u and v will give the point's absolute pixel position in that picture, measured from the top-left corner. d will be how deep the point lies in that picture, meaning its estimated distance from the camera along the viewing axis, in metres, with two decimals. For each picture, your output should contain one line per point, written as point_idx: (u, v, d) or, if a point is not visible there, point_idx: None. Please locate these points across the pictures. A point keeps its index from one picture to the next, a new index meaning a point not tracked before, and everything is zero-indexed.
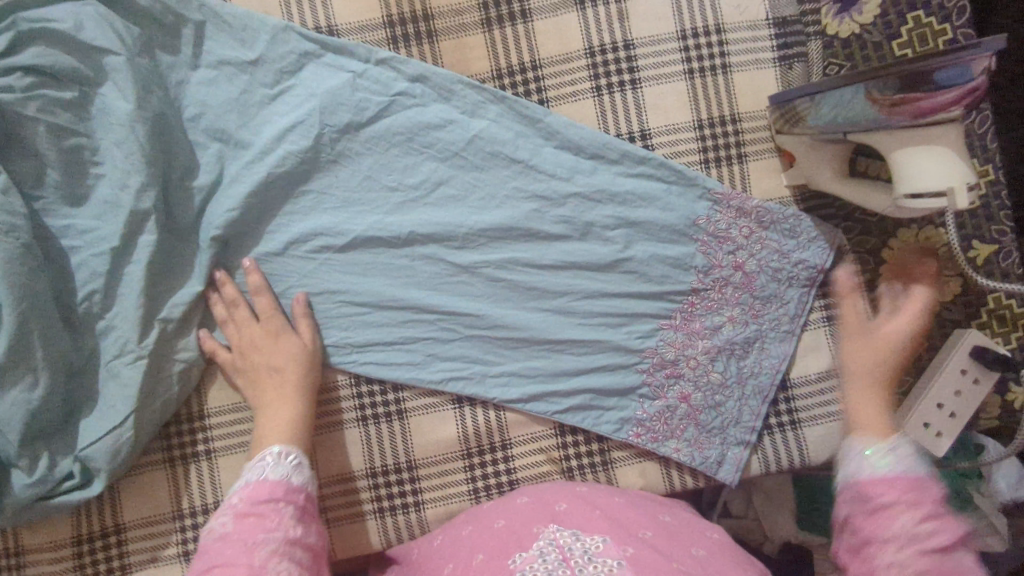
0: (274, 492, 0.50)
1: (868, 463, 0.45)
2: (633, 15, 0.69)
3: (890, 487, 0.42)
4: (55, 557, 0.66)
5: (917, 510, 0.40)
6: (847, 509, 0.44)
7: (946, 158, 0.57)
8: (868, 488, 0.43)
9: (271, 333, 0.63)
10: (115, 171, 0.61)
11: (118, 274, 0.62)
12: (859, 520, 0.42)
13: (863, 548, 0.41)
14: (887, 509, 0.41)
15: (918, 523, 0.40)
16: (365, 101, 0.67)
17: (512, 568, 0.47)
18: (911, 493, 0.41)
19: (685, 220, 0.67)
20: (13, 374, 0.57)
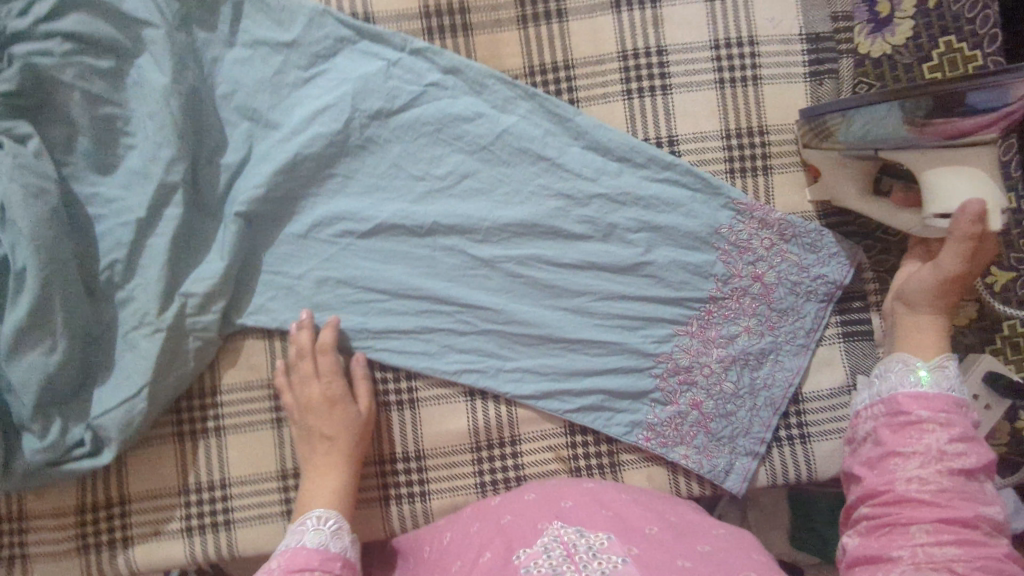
0: (311, 561, 0.52)
1: (908, 382, 0.53)
2: (667, 22, 0.69)
3: (925, 414, 0.50)
4: (57, 525, 0.66)
5: (949, 437, 0.49)
6: (875, 419, 0.53)
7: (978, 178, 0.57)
8: (892, 403, 0.52)
9: (330, 399, 0.64)
10: (146, 142, 0.62)
11: (142, 244, 0.62)
12: (881, 427, 0.52)
13: (888, 459, 0.50)
14: (921, 436, 0.49)
15: (947, 445, 0.48)
16: (397, 90, 0.67)
17: (516, 564, 0.47)
18: (946, 415, 0.50)
19: (707, 228, 0.68)
20: (33, 337, 0.57)
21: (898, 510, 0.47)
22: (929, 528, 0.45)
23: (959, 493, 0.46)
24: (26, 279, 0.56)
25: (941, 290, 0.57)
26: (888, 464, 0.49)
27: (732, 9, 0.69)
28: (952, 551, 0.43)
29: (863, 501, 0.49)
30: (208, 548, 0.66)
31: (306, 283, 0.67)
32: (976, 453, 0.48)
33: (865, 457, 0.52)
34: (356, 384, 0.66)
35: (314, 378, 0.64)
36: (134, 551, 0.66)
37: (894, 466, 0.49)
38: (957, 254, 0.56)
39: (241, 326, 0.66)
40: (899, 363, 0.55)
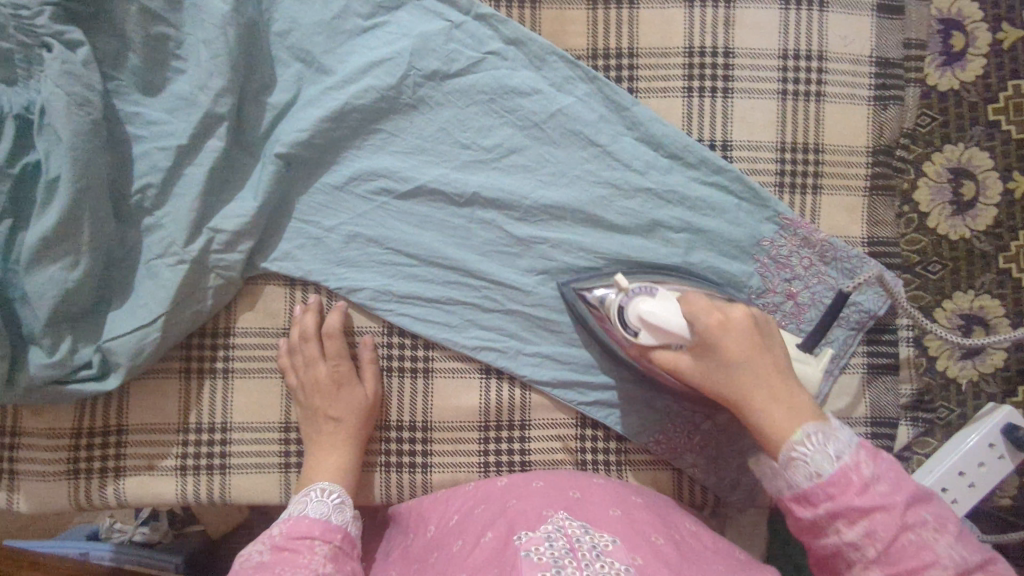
0: (312, 529, 0.55)
1: (808, 471, 0.46)
2: (739, 24, 0.68)
3: (885, 486, 0.44)
4: (50, 445, 0.64)
5: (925, 507, 0.44)
6: (820, 506, 0.45)
7: (673, 305, 0.57)
8: (845, 482, 0.45)
9: (336, 381, 0.63)
10: (197, 69, 0.60)
11: (178, 173, 0.60)
12: (841, 513, 0.44)
13: (896, 543, 0.43)
14: (907, 517, 0.43)
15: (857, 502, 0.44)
16: (455, 53, 0.65)
17: (516, 547, 0.46)
18: (836, 487, 0.45)
19: (749, 238, 0.66)
20: (56, 251, 0.55)
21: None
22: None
23: (978, 567, 0.42)
24: (57, 189, 0.54)
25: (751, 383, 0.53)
26: (888, 560, 0.43)
27: (806, 19, 0.68)
28: None
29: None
30: (200, 490, 0.65)
31: (335, 237, 0.65)
32: (955, 523, 0.45)
33: (841, 546, 0.44)
34: (363, 367, 0.65)
35: (319, 359, 0.64)
36: (124, 483, 0.64)
37: (897, 565, 0.42)
38: (732, 342, 0.54)
39: (264, 270, 0.65)
40: (813, 435, 0.47)
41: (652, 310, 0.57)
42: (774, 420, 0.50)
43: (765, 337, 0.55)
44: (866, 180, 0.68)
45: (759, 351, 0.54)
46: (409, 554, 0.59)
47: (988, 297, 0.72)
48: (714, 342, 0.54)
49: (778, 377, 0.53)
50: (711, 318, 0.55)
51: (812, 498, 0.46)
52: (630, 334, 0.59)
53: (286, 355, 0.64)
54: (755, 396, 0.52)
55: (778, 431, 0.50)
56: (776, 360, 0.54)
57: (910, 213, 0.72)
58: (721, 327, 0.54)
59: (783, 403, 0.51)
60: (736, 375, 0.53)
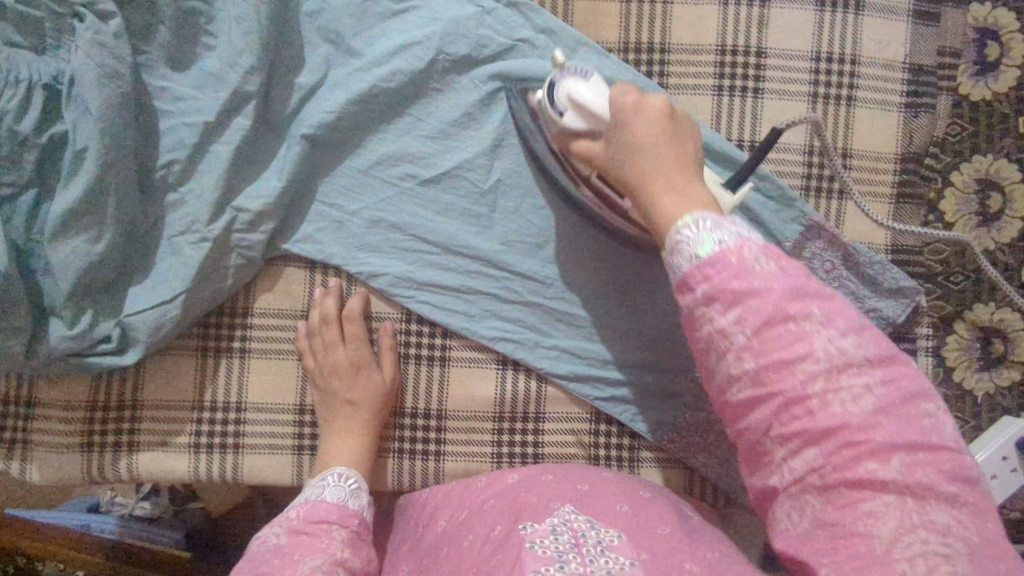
0: (329, 514, 0.55)
1: (692, 253, 0.42)
2: (773, 24, 0.67)
3: (767, 270, 0.40)
4: (64, 417, 0.64)
5: (818, 302, 0.39)
6: (696, 288, 0.41)
7: (603, 91, 0.56)
8: (720, 262, 0.41)
9: (354, 366, 0.63)
10: (227, 45, 0.59)
11: (205, 150, 0.60)
12: (717, 296, 0.40)
13: (769, 331, 0.38)
14: (787, 306, 0.39)
15: (734, 285, 0.40)
16: (485, 39, 0.64)
17: (521, 537, 0.48)
18: (714, 270, 0.41)
19: (771, 239, 0.66)
20: (80, 223, 0.55)
21: (791, 417, 0.38)
22: (860, 426, 0.37)
23: (867, 365, 0.38)
24: (84, 161, 0.54)
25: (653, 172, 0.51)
26: (760, 350, 0.39)
27: (840, 22, 0.67)
28: (770, 405, 0.38)
29: (740, 397, 0.40)
30: (212, 468, 0.65)
31: (358, 221, 0.65)
32: (849, 318, 0.39)
33: (716, 336, 0.41)
34: (381, 354, 0.65)
35: (338, 343, 0.64)
36: (137, 457, 0.64)
37: (769, 356, 0.38)
38: (644, 129, 0.52)
39: (285, 251, 0.64)
40: (700, 222, 0.43)
41: (580, 91, 0.55)
42: (671, 209, 0.48)
43: (675, 132, 0.53)
44: (894, 187, 0.68)
45: (663, 143, 0.52)
46: (424, 543, 0.59)
47: (1008, 311, 0.73)
48: (625, 127, 0.53)
49: (682, 173, 0.51)
50: (628, 101, 0.53)
51: (690, 282, 0.42)
52: (556, 114, 0.57)
53: (305, 339, 0.65)
54: (655, 187, 0.50)
55: (672, 217, 0.47)
56: (682, 154, 0.52)
57: (935, 223, 0.74)
58: (633, 112, 0.53)
59: (682, 193, 0.49)
60: (641, 165, 0.51)
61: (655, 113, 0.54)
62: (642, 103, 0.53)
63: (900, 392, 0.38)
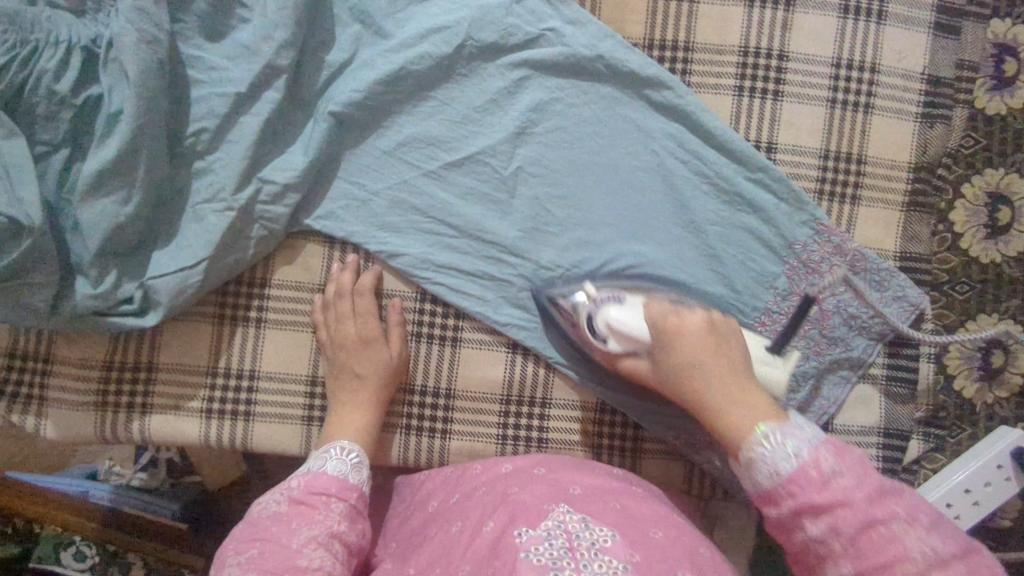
0: (330, 486, 0.56)
1: (777, 460, 0.45)
2: (796, 29, 0.68)
3: (847, 481, 0.43)
4: (82, 376, 0.65)
5: (897, 501, 0.42)
6: (782, 503, 0.44)
7: (642, 310, 0.59)
8: (802, 479, 0.44)
9: (363, 339, 0.64)
10: (263, 19, 0.60)
11: (234, 121, 0.61)
12: (803, 511, 0.43)
13: (861, 538, 0.41)
14: (872, 510, 0.41)
15: (818, 498, 0.43)
16: (514, 28, 0.66)
17: (514, 544, 0.46)
18: (797, 487, 0.44)
19: (781, 239, 0.67)
20: (110, 184, 0.56)
21: None
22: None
23: (959, 557, 0.40)
24: (120, 123, 0.55)
25: (704, 383, 0.53)
26: (858, 555, 0.41)
27: (862, 31, 0.68)
28: None
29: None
30: (223, 434, 0.66)
31: (379, 201, 0.66)
32: (930, 511, 0.42)
33: (811, 542, 0.43)
34: (390, 329, 0.66)
35: (350, 316, 0.65)
36: (150, 419, 0.66)
37: (867, 560, 0.41)
38: (684, 347, 0.55)
39: (306, 227, 0.66)
40: (772, 435, 0.47)
41: (622, 320, 0.59)
42: (737, 420, 0.50)
43: (721, 340, 0.56)
44: (905, 195, 0.69)
45: (710, 352, 0.55)
46: (420, 522, 0.60)
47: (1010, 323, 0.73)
48: (668, 346, 0.56)
49: (735, 378, 0.53)
50: (668, 319, 0.57)
51: (775, 496, 0.45)
52: (600, 342, 0.60)
53: (322, 315, 0.66)
54: (712, 397, 0.53)
55: (735, 429, 0.50)
56: (733, 361, 0.55)
57: (944, 232, 0.74)
58: (677, 331, 0.56)
59: (741, 402, 0.51)
60: (695, 375, 0.54)
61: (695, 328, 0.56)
62: (683, 323, 0.56)
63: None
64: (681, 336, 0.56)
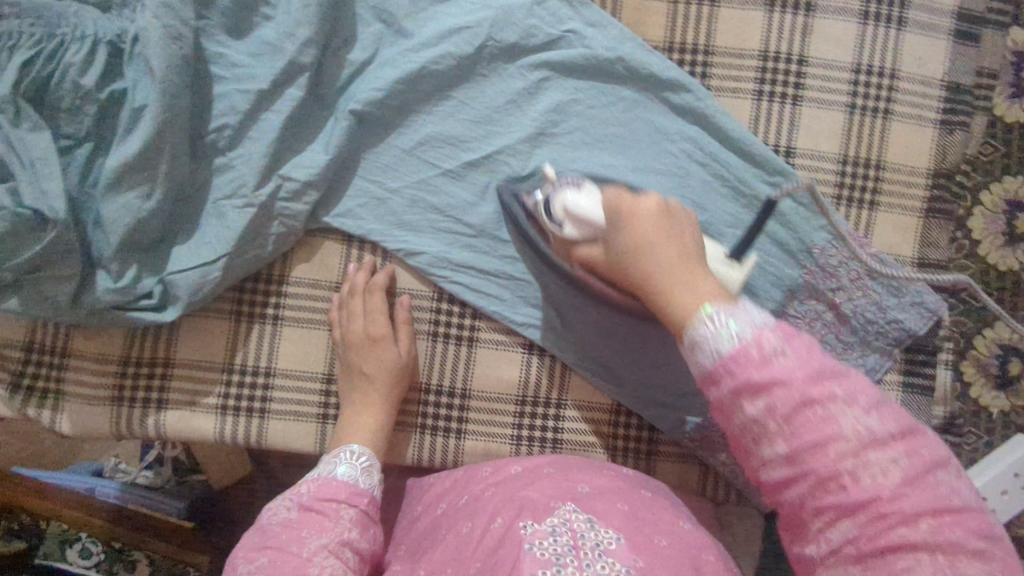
0: (339, 492, 0.56)
1: (718, 335, 0.39)
2: (816, 33, 0.68)
3: (790, 360, 0.36)
4: (98, 370, 0.65)
5: (840, 381, 0.36)
6: (721, 383, 0.38)
7: (597, 198, 0.57)
8: (741, 357, 0.37)
9: (371, 338, 0.64)
10: (286, 17, 0.61)
11: (255, 117, 0.61)
12: (741, 390, 0.37)
13: (797, 417, 0.35)
14: (812, 386, 0.35)
15: (757, 376, 0.36)
16: (534, 29, 0.66)
17: (519, 536, 0.46)
18: (738, 365, 0.37)
19: (799, 243, 0.67)
20: (133, 179, 0.56)
21: (829, 504, 0.35)
22: (891, 497, 0.34)
23: (896, 439, 0.35)
24: (143, 118, 0.55)
25: (654, 268, 0.47)
26: (791, 435, 0.36)
27: (882, 37, 0.68)
28: (802, 492, 0.36)
29: (773, 476, 0.37)
30: (238, 431, 0.66)
31: (398, 199, 0.66)
32: (874, 388, 0.37)
33: (746, 426, 0.37)
34: (399, 327, 0.66)
35: (360, 315, 0.64)
36: (165, 415, 0.65)
37: (799, 440, 0.35)
38: (639, 227, 0.50)
39: (325, 224, 0.66)
40: (717, 315, 0.39)
41: (576, 201, 0.57)
42: (678, 298, 0.44)
43: (673, 225, 0.50)
44: (924, 201, 0.69)
45: (661, 236, 0.49)
46: (430, 523, 0.60)
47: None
48: (619, 228, 0.51)
49: (686, 261, 0.47)
50: (622, 207, 0.51)
51: (715, 377, 0.38)
52: (556, 227, 0.60)
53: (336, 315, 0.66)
54: (659, 279, 0.46)
55: (681, 310, 0.43)
56: (687, 245, 0.48)
57: (964, 239, 0.75)
58: (630, 214, 0.51)
59: (687, 281, 0.45)
60: (644, 258, 0.48)
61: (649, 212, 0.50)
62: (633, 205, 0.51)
63: (926, 462, 0.35)
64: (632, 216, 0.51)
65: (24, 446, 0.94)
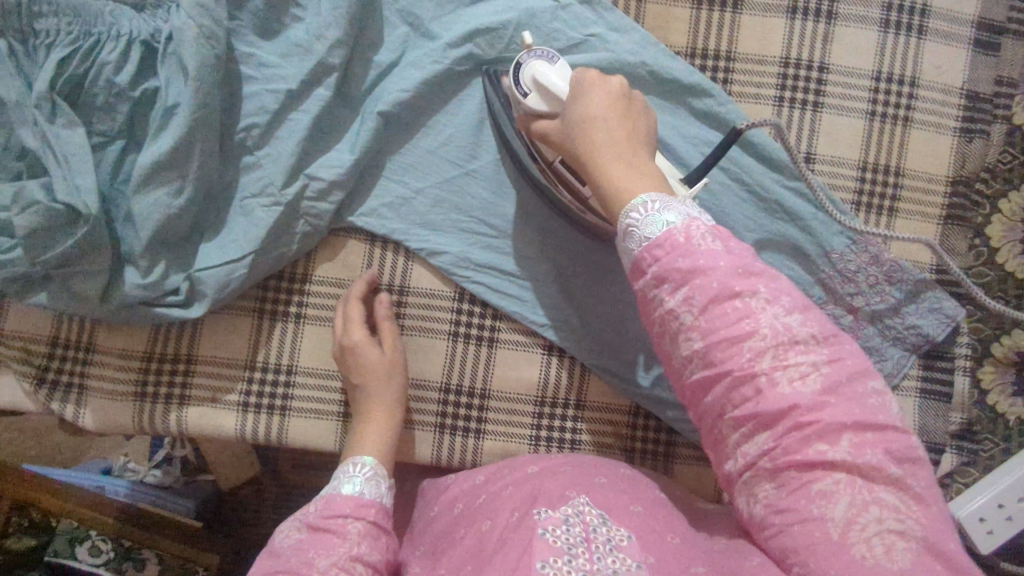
0: (343, 507, 0.52)
1: (653, 220, 0.43)
2: (837, 41, 0.69)
3: (711, 249, 0.42)
4: (122, 365, 0.66)
5: (763, 281, 0.41)
6: (648, 271, 0.43)
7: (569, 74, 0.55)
8: (667, 243, 0.42)
9: (351, 344, 0.63)
10: (316, 19, 0.62)
11: (284, 117, 0.62)
12: (665, 276, 0.42)
13: (714, 309, 0.40)
14: (731, 282, 0.41)
15: (681, 264, 0.42)
16: (558, 33, 0.67)
17: (535, 522, 0.47)
18: (664, 252, 0.42)
19: (819, 248, 0.67)
20: (164, 176, 0.57)
21: (746, 406, 0.40)
22: (808, 407, 0.39)
23: (817, 343, 0.40)
24: (176, 116, 0.56)
25: (603, 141, 0.49)
26: (708, 329, 0.40)
27: (903, 45, 0.69)
28: (721, 394, 0.41)
29: (693, 376, 0.42)
30: (258, 429, 0.66)
31: (422, 200, 0.66)
32: (793, 295, 0.42)
33: (667, 318, 0.42)
34: (381, 327, 0.65)
35: (342, 316, 0.65)
36: (187, 411, 0.66)
37: (717, 336, 0.40)
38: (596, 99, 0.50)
39: (349, 223, 0.66)
40: (649, 203, 0.44)
41: (548, 72, 0.55)
42: (622, 180, 0.47)
43: (631, 110, 0.51)
44: (942, 208, 0.69)
45: (618, 115, 0.50)
46: (445, 523, 0.59)
47: None
48: (579, 101, 0.51)
49: (632, 143, 0.49)
50: (582, 82, 0.52)
51: (642, 265, 0.43)
52: (520, 94, 0.56)
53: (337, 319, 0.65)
54: (601, 152, 0.48)
55: (619, 189, 0.46)
56: (636, 128, 0.50)
57: (981, 247, 0.77)
58: (594, 83, 0.52)
59: (628, 161, 0.48)
60: (591, 135, 0.49)
61: (612, 90, 0.51)
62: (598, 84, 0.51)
63: (847, 371, 0.40)
64: (598, 92, 0.51)
65: (37, 442, 0.94)
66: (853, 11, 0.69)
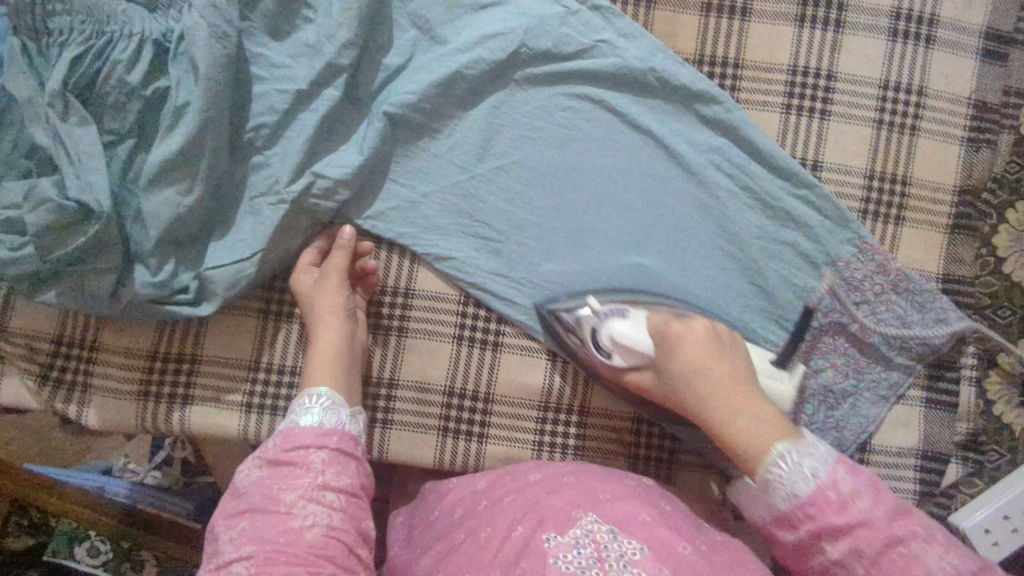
0: (306, 439, 0.52)
1: (799, 481, 0.47)
2: (845, 50, 0.69)
3: (861, 502, 0.46)
4: (126, 365, 0.66)
5: (913, 519, 0.45)
6: (801, 527, 0.47)
7: (643, 329, 0.62)
8: (822, 502, 0.46)
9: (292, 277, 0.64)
10: (326, 20, 0.62)
11: (293, 117, 0.62)
12: (822, 534, 0.46)
13: (885, 556, 0.44)
14: (894, 529, 0.44)
15: (833, 517, 0.46)
16: (567, 37, 0.67)
17: (545, 551, 0.46)
18: (813, 509, 0.46)
19: (827, 256, 0.67)
20: (173, 175, 0.57)
21: None
22: None
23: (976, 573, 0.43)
24: (186, 115, 0.56)
25: (715, 392, 0.54)
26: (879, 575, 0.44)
27: (911, 54, 0.69)
28: None
29: None
30: (261, 430, 0.66)
31: (429, 204, 0.67)
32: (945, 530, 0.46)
33: (829, 565, 0.46)
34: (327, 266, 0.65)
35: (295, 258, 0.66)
36: (191, 411, 0.66)
37: None
38: (688, 348, 0.56)
39: (355, 225, 0.66)
40: (788, 454, 0.48)
41: (624, 333, 0.61)
42: (745, 433, 0.51)
43: (726, 348, 0.57)
44: (949, 218, 0.69)
45: (716, 363, 0.55)
46: (444, 528, 0.59)
47: None
48: (672, 357, 0.57)
49: (744, 390, 0.54)
50: (670, 332, 0.58)
51: (793, 521, 0.47)
52: (602, 356, 0.63)
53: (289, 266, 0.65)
54: (715, 406, 0.53)
55: (749, 447, 0.50)
56: (736, 365, 0.56)
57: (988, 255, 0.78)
58: (679, 334, 0.58)
59: (746, 411, 0.52)
60: (699, 386, 0.55)
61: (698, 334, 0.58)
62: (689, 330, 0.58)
63: None
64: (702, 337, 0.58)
65: (38, 441, 0.94)
66: (861, 20, 0.69)
